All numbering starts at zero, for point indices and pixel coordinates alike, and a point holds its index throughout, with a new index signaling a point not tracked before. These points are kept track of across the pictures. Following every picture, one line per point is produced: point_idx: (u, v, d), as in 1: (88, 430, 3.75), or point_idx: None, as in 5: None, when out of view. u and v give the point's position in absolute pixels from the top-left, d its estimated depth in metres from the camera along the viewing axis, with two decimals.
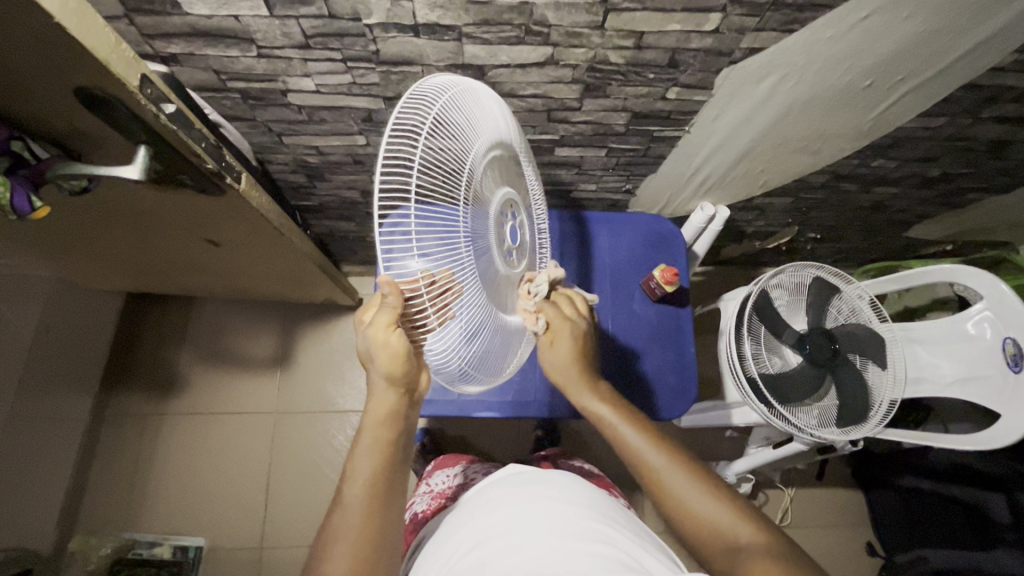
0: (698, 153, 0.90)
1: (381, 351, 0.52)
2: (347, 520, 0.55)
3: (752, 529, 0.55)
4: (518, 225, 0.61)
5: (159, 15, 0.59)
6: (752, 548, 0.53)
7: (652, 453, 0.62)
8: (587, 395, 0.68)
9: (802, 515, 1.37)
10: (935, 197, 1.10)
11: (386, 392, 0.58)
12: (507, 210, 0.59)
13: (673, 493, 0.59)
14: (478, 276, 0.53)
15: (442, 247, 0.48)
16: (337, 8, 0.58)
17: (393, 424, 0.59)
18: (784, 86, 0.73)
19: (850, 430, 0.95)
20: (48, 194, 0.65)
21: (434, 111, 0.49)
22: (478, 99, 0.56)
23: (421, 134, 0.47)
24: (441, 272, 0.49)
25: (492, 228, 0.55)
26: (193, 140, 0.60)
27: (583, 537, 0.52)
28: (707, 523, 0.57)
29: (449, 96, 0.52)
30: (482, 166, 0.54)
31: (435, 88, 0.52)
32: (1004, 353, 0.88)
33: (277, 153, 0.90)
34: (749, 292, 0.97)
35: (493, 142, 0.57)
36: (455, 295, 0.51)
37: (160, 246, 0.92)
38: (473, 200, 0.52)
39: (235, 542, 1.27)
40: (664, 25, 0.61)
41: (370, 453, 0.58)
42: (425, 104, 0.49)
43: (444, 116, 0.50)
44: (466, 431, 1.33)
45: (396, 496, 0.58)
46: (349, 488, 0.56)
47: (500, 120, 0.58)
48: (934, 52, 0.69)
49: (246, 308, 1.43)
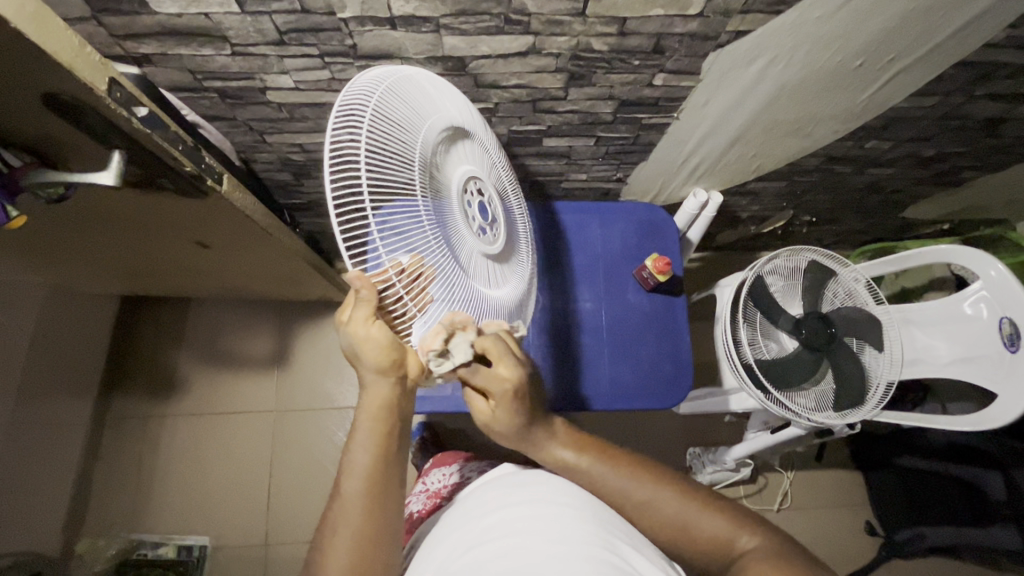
0: (688, 138, 0.88)
1: (364, 347, 0.51)
2: (346, 515, 0.54)
3: (750, 535, 0.56)
4: (488, 203, 0.60)
5: (128, 15, 0.58)
6: (752, 553, 0.54)
7: (631, 481, 0.62)
8: (555, 447, 0.65)
9: (802, 498, 1.37)
10: (930, 176, 1.09)
11: (379, 384, 0.54)
12: (473, 189, 0.58)
13: (665, 514, 0.59)
14: (451, 260, 0.52)
15: (405, 234, 0.48)
16: (309, 3, 0.56)
17: (389, 415, 0.56)
18: (773, 70, 0.71)
19: (846, 414, 0.94)
20: (25, 203, 0.64)
21: (372, 105, 0.49)
22: (420, 87, 0.56)
23: (363, 129, 0.47)
24: (409, 259, 0.48)
25: (458, 209, 0.55)
26: (168, 141, 0.59)
27: (576, 539, 0.51)
28: (706, 539, 0.57)
29: (386, 87, 0.52)
30: (435, 150, 0.54)
31: (370, 82, 0.51)
32: (1001, 333, 0.87)
33: (261, 152, 0.88)
34: (744, 278, 0.96)
35: (442, 124, 0.56)
36: (430, 279, 0.50)
37: (146, 249, 0.91)
38: (431, 186, 0.52)
39: (240, 539, 1.28)
40: (646, 10, 0.60)
41: (366, 447, 0.56)
42: (362, 100, 0.49)
43: (383, 107, 0.50)
44: (464, 424, 1.33)
45: (395, 488, 0.57)
46: (347, 483, 0.56)
47: (447, 104, 0.58)
48: (926, 29, 0.67)
49: (240, 307, 1.43)
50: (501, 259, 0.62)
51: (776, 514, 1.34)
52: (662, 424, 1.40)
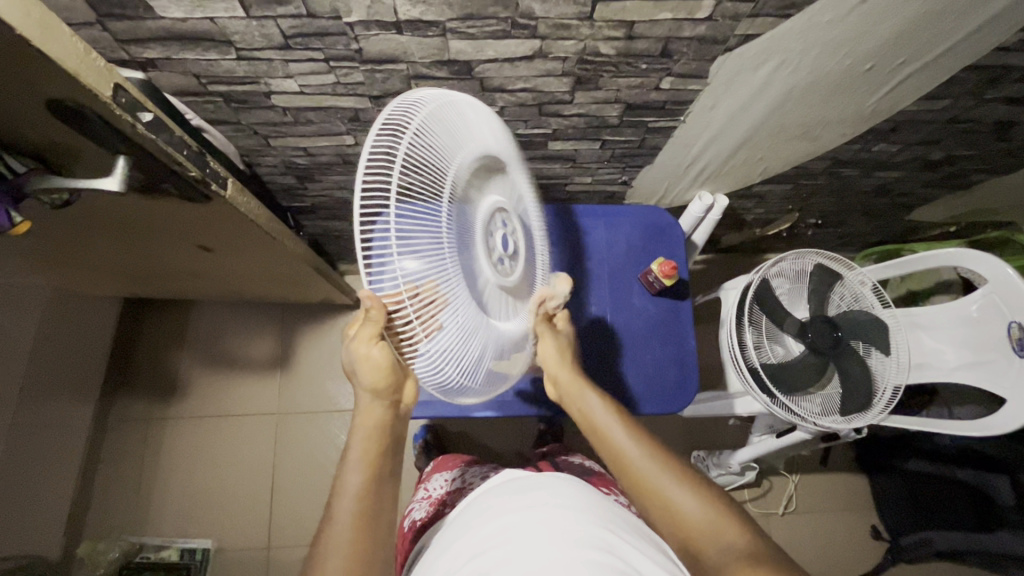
0: (694, 142, 0.88)
1: (364, 363, 0.55)
2: (335, 535, 0.52)
3: (737, 531, 0.54)
4: (514, 233, 0.59)
5: (132, 19, 0.58)
6: (735, 549, 0.52)
7: (638, 454, 0.62)
8: (587, 393, 0.70)
9: (807, 501, 1.37)
10: (938, 179, 1.08)
11: (374, 406, 0.58)
12: (499, 220, 0.57)
13: (654, 487, 0.59)
14: (468, 291, 0.51)
15: (425, 259, 0.47)
16: (316, 7, 0.56)
17: (383, 438, 0.58)
18: (781, 73, 0.71)
19: (852, 418, 0.94)
20: (29, 207, 0.64)
21: (411, 129, 0.49)
22: (461, 112, 0.55)
23: (397, 155, 0.47)
24: (425, 284, 0.47)
25: (481, 237, 0.54)
26: (172, 145, 0.58)
27: (580, 543, 0.51)
28: (689, 524, 0.56)
29: (428, 110, 0.51)
30: (467, 176, 0.53)
31: (414, 105, 0.51)
32: (1010, 337, 0.87)
33: (265, 155, 0.88)
34: (750, 281, 0.95)
35: (478, 151, 0.55)
36: (441, 306, 0.49)
37: (148, 252, 0.91)
38: (460, 212, 0.52)
39: (242, 543, 1.28)
40: (655, 14, 0.59)
41: (359, 466, 0.56)
42: (402, 124, 0.49)
43: (423, 132, 0.50)
44: (467, 427, 1.32)
45: (386, 509, 0.56)
46: (337, 502, 0.55)
47: (484, 128, 0.57)
48: (936, 33, 0.67)
49: (243, 309, 1.43)
50: (519, 289, 0.61)
51: (781, 518, 1.33)
52: (666, 427, 1.39)
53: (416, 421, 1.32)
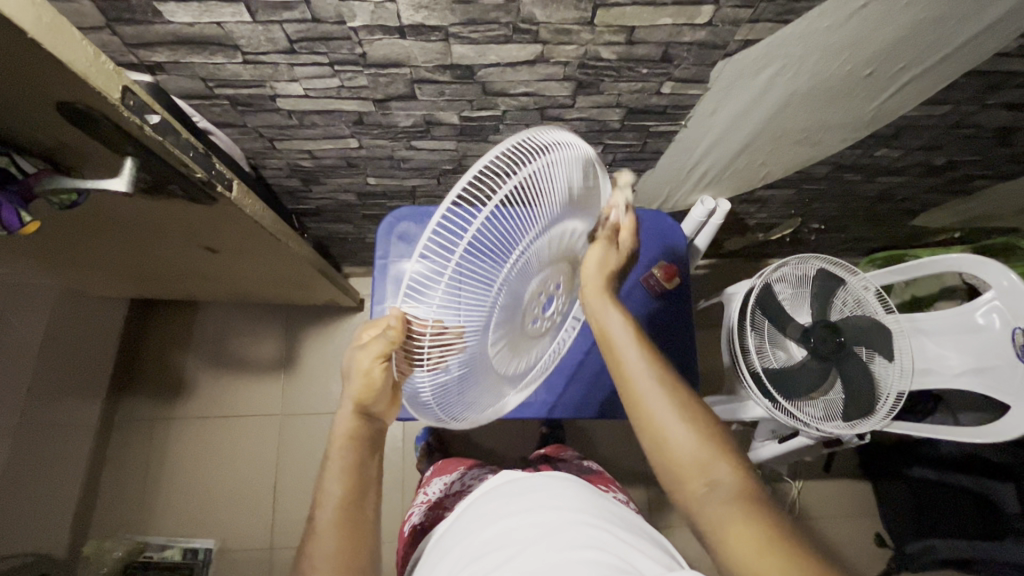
0: (697, 146, 0.88)
1: (358, 376, 0.53)
2: (320, 549, 0.53)
3: (730, 470, 0.53)
4: (546, 297, 0.61)
5: (141, 24, 0.59)
6: (725, 486, 0.52)
7: (647, 382, 0.59)
8: (606, 304, 0.64)
9: (810, 508, 1.36)
10: (941, 185, 1.08)
11: (349, 417, 0.57)
12: (544, 284, 0.59)
13: (655, 420, 0.57)
14: (482, 341, 0.51)
15: (465, 303, 0.45)
16: (320, 12, 0.57)
17: (361, 447, 0.58)
18: (781, 79, 0.71)
19: (856, 423, 0.93)
20: (38, 208, 0.65)
21: (528, 171, 0.46)
22: (572, 173, 0.53)
23: (502, 192, 0.44)
24: (453, 326, 0.46)
25: (524, 299, 0.55)
26: (179, 147, 0.59)
27: (576, 543, 0.50)
28: (682, 455, 0.55)
29: (552, 160, 0.49)
30: (540, 240, 0.53)
31: (541, 145, 0.48)
32: (1014, 343, 0.87)
33: (270, 158, 0.89)
34: (752, 285, 0.95)
35: (563, 221, 0.55)
36: (455, 351, 0.48)
37: (154, 253, 0.92)
38: (519, 270, 0.51)
39: (245, 543, 1.28)
40: (654, 19, 0.60)
41: (339, 477, 0.56)
42: (522, 160, 0.46)
43: (534, 179, 0.47)
44: (470, 430, 1.32)
45: (369, 516, 0.57)
46: (320, 515, 0.55)
47: (580, 199, 0.56)
48: (936, 39, 0.67)
49: (248, 311, 1.44)
50: (520, 348, 0.61)
51: None
52: None
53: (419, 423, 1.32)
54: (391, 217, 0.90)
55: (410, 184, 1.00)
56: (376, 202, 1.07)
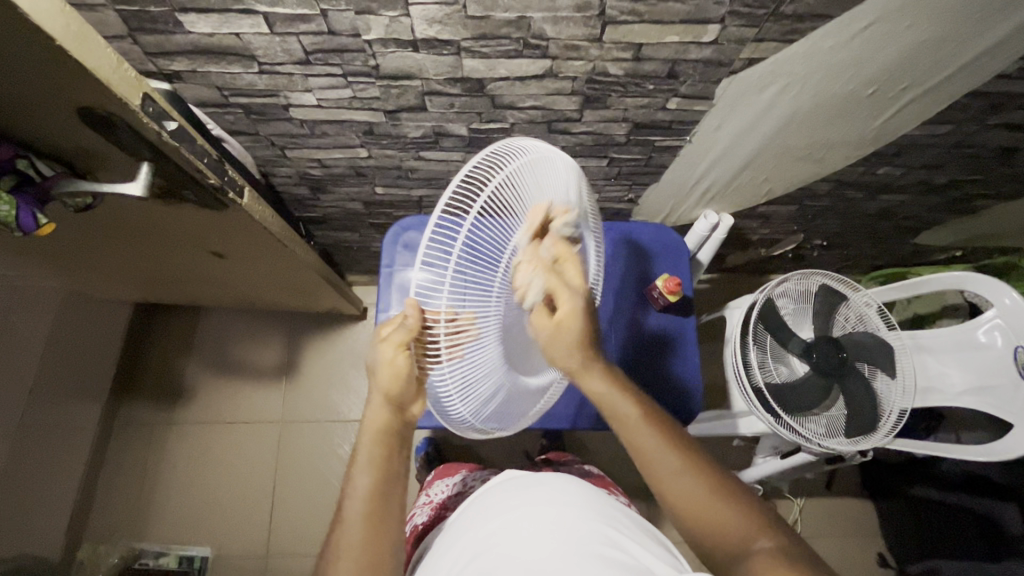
0: (700, 161, 0.90)
1: (384, 369, 0.52)
2: (347, 539, 0.53)
3: (770, 536, 0.52)
4: None
5: (162, 34, 0.60)
6: (765, 553, 0.50)
7: (668, 457, 0.58)
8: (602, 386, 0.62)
9: (812, 526, 1.35)
10: (944, 204, 1.09)
11: (379, 409, 0.55)
12: None
13: (687, 499, 0.56)
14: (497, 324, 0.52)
15: (474, 291, 0.49)
16: (337, 25, 0.58)
17: (390, 441, 0.57)
18: (785, 96, 0.73)
19: (857, 440, 0.93)
20: (51, 210, 0.66)
21: (505, 171, 0.51)
22: (556, 168, 0.57)
23: (485, 186, 0.49)
24: (465, 313, 0.49)
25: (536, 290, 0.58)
26: (194, 154, 0.60)
27: (584, 539, 0.51)
28: (722, 530, 0.54)
29: (528, 159, 0.54)
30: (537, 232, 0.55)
31: (515, 150, 0.54)
32: (1016, 362, 0.87)
33: (280, 166, 0.90)
34: (755, 300, 0.95)
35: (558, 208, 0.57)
36: (471, 337, 0.50)
37: (161, 257, 0.93)
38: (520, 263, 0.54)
39: (242, 551, 1.28)
40: (662, 37, 0.61)
41: (367, 471, 0.55)
42: (498, 164, 0.52)
43: (516, 176, 0.52)
44: (469, 442, 1.32)
45: (395, 511, 0.55)
46: (347, 507, 0.55)
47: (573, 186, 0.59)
48: (936, 61, 0.69)
49: (250, 317, 1.44)
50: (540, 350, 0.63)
51: None
52: None
53: (419, 433, 1.32)
54: (398, 225, 0.91)
55: (417, 195, 1.01)
56: (382, 212, 1.08)
